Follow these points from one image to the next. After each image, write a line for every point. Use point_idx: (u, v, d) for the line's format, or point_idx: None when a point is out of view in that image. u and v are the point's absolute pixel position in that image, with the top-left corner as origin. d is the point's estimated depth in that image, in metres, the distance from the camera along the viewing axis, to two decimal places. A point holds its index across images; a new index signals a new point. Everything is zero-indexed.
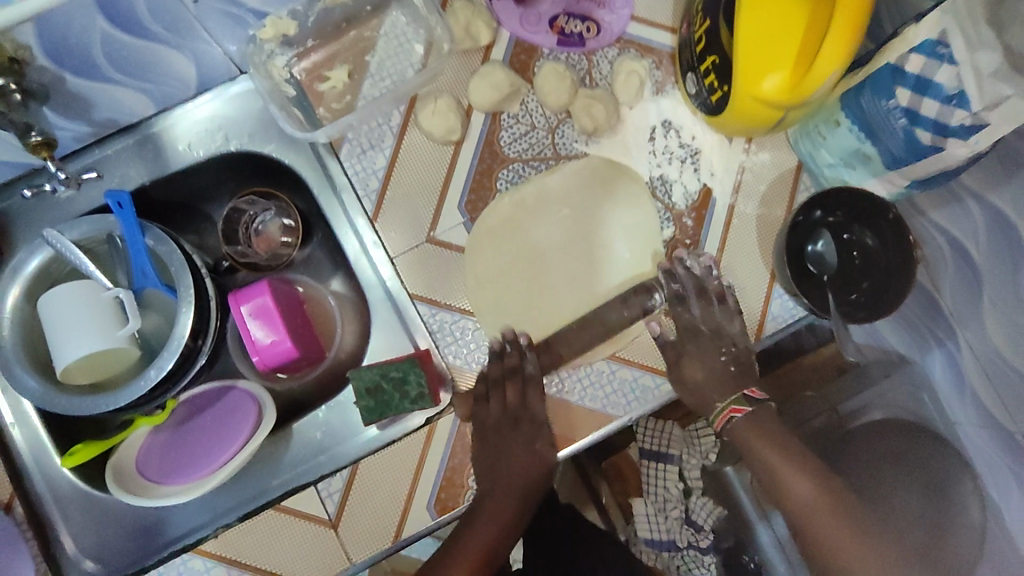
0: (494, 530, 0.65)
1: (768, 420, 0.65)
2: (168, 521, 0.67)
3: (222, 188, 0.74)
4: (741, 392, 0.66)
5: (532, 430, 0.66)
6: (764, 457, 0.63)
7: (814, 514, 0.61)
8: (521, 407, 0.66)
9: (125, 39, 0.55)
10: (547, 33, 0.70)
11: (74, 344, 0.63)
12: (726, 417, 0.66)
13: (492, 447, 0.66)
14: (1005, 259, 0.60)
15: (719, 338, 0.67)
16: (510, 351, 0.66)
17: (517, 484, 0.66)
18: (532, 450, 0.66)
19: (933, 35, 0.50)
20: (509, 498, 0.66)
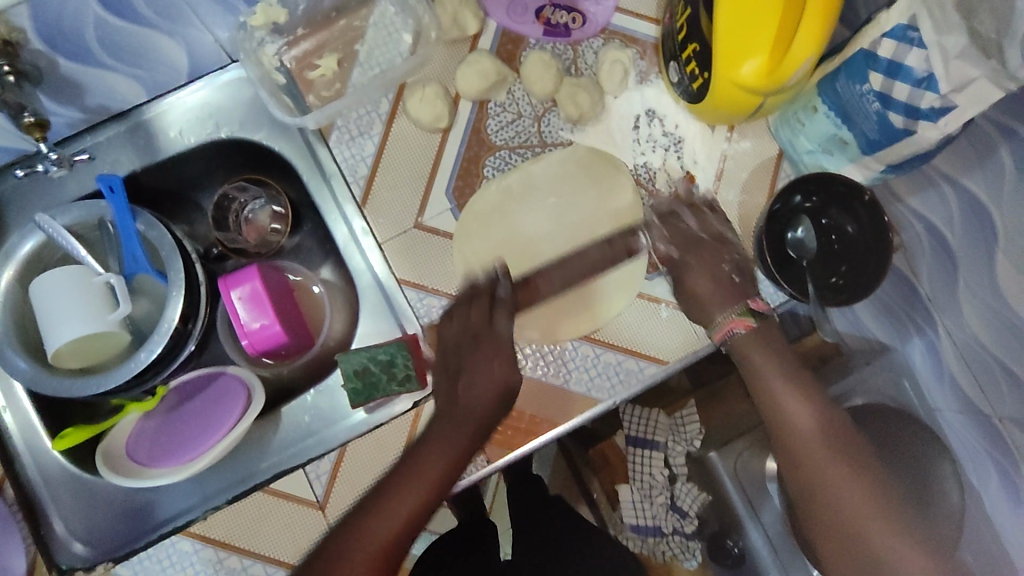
0: (442, 461, 0.58)
1: (773, 338, 0.64)
2: (158, 503, 0.68)
3: (213, 176, 0.75)
4: (747, 302, 0.64)
5: (492, 349, 0.62)
6: (768, 378, 0.63)
7: (812, 438, 0.61)
8: (483, 323, 0.63)
9: (118, 24, 0.58)
10: (533, 23, 0.71)
11: (65, 327, 0.63)
12: (728, 328, 0.64)
13: (450, 368, 0.62)
14: (978, 242, 0.62)
15: (723, 246, 0.67)
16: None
17: (469, 411, 0.60)
18: (481, 372, 0.61)
19: (904, 20, 0.52)
20: (462, 428, 0.60)
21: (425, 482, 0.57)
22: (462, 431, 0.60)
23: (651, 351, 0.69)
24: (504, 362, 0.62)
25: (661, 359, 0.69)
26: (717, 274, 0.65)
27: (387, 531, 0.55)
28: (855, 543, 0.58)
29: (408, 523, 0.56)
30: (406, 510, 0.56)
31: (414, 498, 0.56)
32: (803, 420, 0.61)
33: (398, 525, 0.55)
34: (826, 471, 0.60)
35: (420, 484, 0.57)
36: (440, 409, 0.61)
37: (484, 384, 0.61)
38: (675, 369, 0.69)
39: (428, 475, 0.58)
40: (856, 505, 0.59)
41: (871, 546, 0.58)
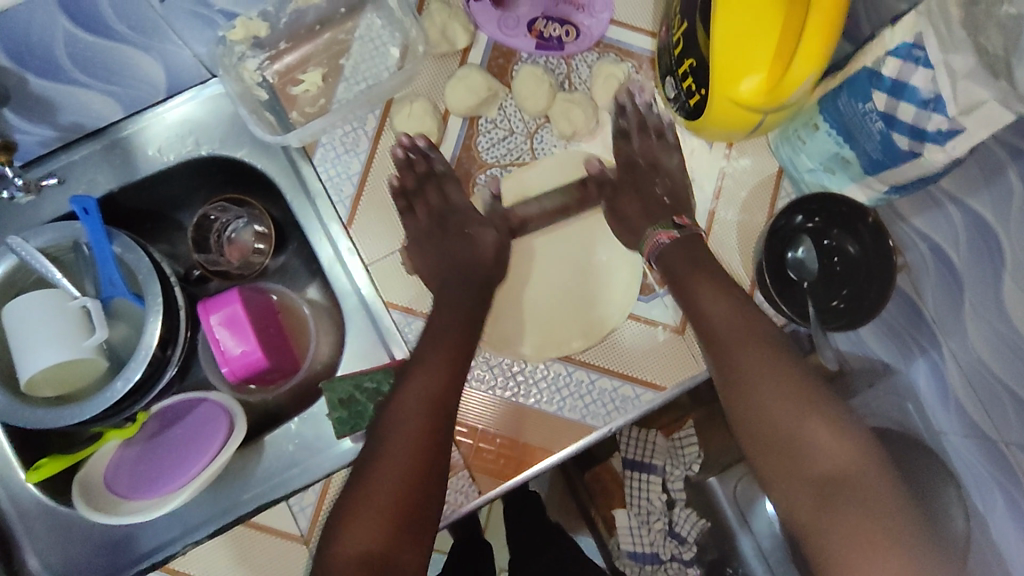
0: (451, 333, 0.63)
1: (697, 245, 0.66)
2: (137, 537, 0.65)
3: (195, 195, 0.73)
4: (672, 220, 0.68)
5: (462, 222, 0.70)
6: (687, 280, 0.63)
7: (729, 332, 0.61)
8: (455, 215, 0.71)
9: (88, 40, 0.54)
10: (526, 36, 0.68)
11: (38, 355, 0.61)
12: (657, 241, 0.67)
13: (431, 251, 0.69)
14: (984, 264, 0.60)
15: (656, 170, 0.71)
16: (415, 159, 0.66)
17: (463, 270, 0.68)
18: (476, 236, 0.69)
19: (909, 38, 0.49)
20: (464, 300, 0.66)
21: (445, 353, 0.62)
22: (459, 306, 0.66)
23: (648, 376, 0.66)
24: (496, 229, 0.69)
25: (658, 385, 0.66)
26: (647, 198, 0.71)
27: (428, 395, 0.60)
28: (778, 433, 0.57)
29: (445, 389, 0.60)
30: (442, 383, 0.60)
31: (446, 375, 0.61)
32: (720, 316, 0.62)
33: (444, 381, 0.61)
34: (744, 362, 0.60)
35: (441, 351, 0.62)
36: (441, 292, 0.66)
37: (472, 247, 0.69)
38: (672, 396, 0.67)
39: (449, 343, 0.63)
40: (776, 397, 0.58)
41: (792, 433, 0.56)
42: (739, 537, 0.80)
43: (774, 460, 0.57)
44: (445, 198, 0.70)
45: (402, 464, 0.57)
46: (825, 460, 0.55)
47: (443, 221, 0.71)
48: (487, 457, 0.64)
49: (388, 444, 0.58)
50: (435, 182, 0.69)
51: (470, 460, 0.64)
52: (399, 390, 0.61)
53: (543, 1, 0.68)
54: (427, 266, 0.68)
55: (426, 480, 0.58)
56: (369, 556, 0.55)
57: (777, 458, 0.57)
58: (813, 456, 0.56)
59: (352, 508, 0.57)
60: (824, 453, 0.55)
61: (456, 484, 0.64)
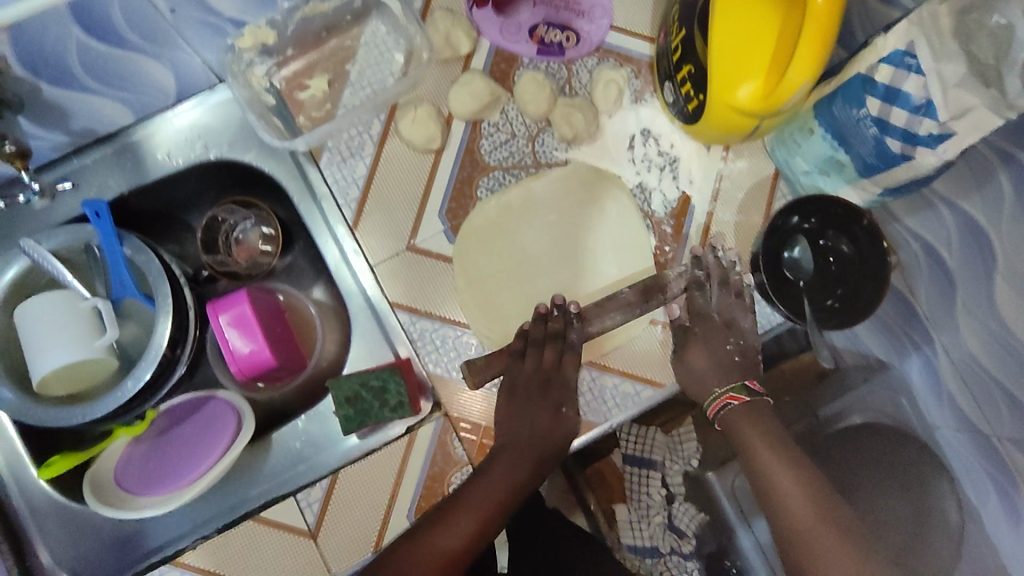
0: (501, 491, 0.61)
1: (767, 416, 0.61)
2: (147, 532, 0.66)
3: (203, 198, 0.74)
4: (743, 381, 0.63)
5: (560, 398, 0.65)
6: (749, 439, 0.60)
7: (805, 524, 0.55)
8: (553, 368, 0.65)
9: (101, 49, 0.55)
10: (527, 42, 0.70)
11: (52, 355, 0.62)
12: (723, 402, 0.62)
13: (516, 413, 0.64)
14: (976, 263, 0.62)
15: (731, 329, 0.66)
16: (556, 315, 0.66)
17: (533, 448, 0.63)
18: (563, 416, 0.65)
19: (901, 46, 0.51)
20: (525, 462, 0.62)
21: (493, 506, 0.60)
22: (522, 465, 0.62)
23: (648, 373, 0.68)
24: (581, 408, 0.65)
25: (657, 381, 0.68)
26: (720, 349, 0.65)
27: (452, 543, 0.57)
28: None
29: (464, 548, 0.57)
30: (468, 533, 0.58)
31: (477, 522, 0.59)
32: (790, 495, 0.57)
33: (465, 538, 0.58)
34: (803, 526, 0.55)
35: (481, 514, 0.59)
36: (502, 444, 0.63)
37: (555, 427, 0.64)
38: (672, 392, 0.69)
39: (488, 504, 0.60)
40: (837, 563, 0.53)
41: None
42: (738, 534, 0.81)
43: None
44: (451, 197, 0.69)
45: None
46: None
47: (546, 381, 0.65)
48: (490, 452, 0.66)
49: None
50: (558, 345, 0.65)
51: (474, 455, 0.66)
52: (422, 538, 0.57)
53: (543, 8, 0.70)
54: (503, 428, 0.64)
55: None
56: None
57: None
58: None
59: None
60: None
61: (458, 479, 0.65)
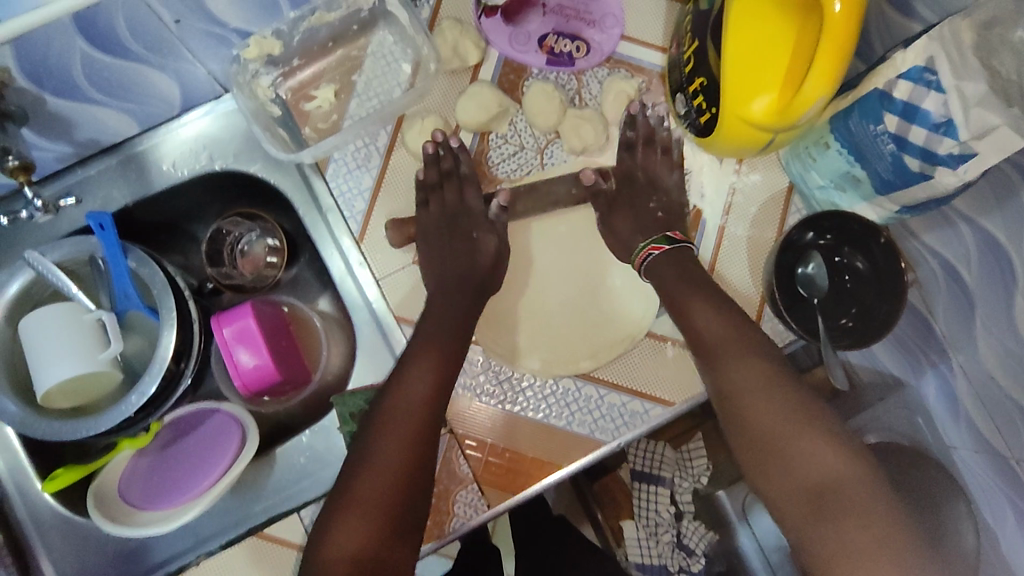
0: (447, 331, 0.63)
1: (690, 258, 0.65)
2: (150, 547, 0.66)
3: (207, 209, 0.74)
4: (664, 233, 0.67)
5: (471, 227, 0.69)
6: (681, 295, 0.63)
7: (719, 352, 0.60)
8: (457, 202, 0.69)
9: (105, 60, 0.54)
10: (537, 52, 0.69)
11: (56, 368, 0.62)
12: (646, 254, 0.67)
13: (432, 255, 0.67)
14: (997, 282, 0.60)
15: (655, 187, 0.69)
16: (443, 155, 0.67)
17: (459, 280, 0.66)
18: (477, 239, 0.68)
19: (921, 62, 0.49)
20: (458, 294, 0.65)
21: (439, 351, 0.62)
22: (461, 295, 0.65)
23: (659, 392, 0.67)
24: (498, 235, 0.68)
25: (667, 401, 0.67)
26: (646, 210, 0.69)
27: (421, 395, 0.60)
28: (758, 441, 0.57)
29: (436, 387, 0.60)
30: (429, 381, 0.60)
31: (430, 371, 0.61)
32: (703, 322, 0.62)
33: (430, 389, 0.60)
34: (740, 385, 0.59)
35: (433, 357, 0.61)
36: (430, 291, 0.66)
37: (473, 253, 0.67)
38: (682, 411, 0.67)
39: (439, 347, 0.62)
40: (778, 416, 0.57)
41: (795, 449, 0.55)
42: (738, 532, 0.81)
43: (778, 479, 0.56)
44: (447, 172, 0.68)
45: (392, 464, 0.57)
46: (836, 480, 0.53)
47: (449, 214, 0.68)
48: (495, 470, 0.65)
49: (379, 441, 0.58)
50: (456, 181, 0.68)
51: (479, 473, 0.64)
52: (391, 391, 0.60)
53: (554, 17, 0.69)
54: (426, 279, 0.66)
55: (419, 468, 0.58)
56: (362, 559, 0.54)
57: (781, 476, 0.56)
58: (816, 475, 0.54)
59: (352, 499, 0.56)
60: (822, 465, 0.54)
61: (465, 498, 0.64)
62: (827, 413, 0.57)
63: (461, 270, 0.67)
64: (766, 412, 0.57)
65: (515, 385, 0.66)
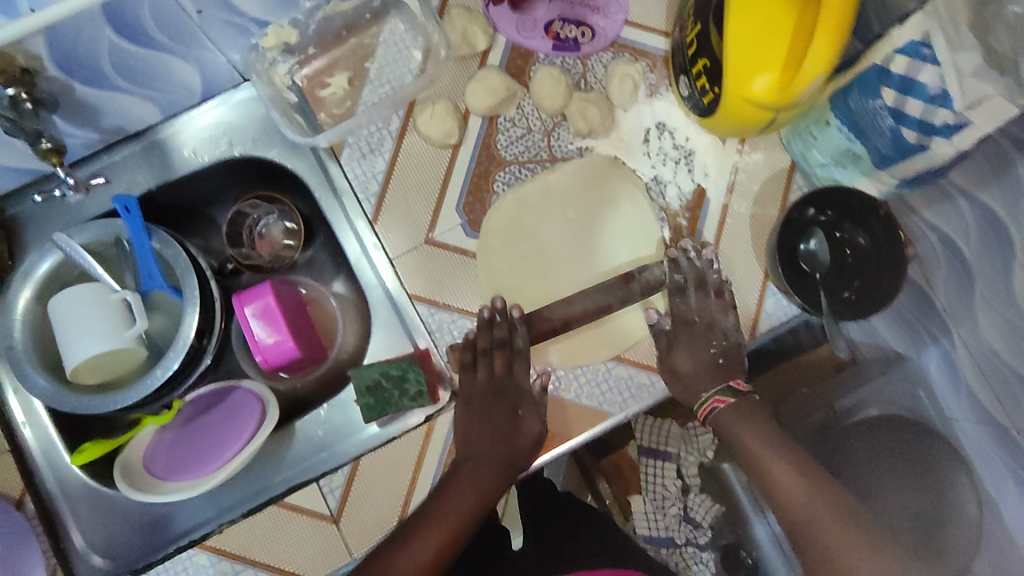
0: (457, 510, 0.62)
1: (756, 413, 0.65)
2: (174, 516, 0.68)
3: (227, 192, 0.76)
4: (729, 384, 0.66)
5: (515, 402, 0.66)
6: (742, 438, 0.64)
7: (785, 485, 0.61)
8: (507, 378, 0.66)
9: (132, 49, 0.57)
10: (543, 38, 0.71)
11: (85, 344, 0.65)
12: (711, 406, 0.66)
13: (473, 420, 0.65)
14: (995, 254, 0.61)
15: (713, 330, 0.68)
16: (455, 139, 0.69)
17: (496, 455, 0.64)
18: (521, 419, 0.65)
19: (916, 37, 0.51)
20: (488, 471, 0.64)
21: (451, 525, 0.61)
22: (486, 474, 0.63)
23: None
24: (541, 417, 0.66)
25: None
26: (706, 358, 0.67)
27: (418, 563, 0.59)
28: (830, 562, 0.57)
29: (436, 558, 0.60)
30: (430, 551, 0.60)
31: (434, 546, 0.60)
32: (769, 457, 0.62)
33: (428, 557, 0.60)
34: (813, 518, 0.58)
35: (439, 531, 0.61)
36: (463, 457, 0.64)
37: (514, 429, 0.65)
38: None
39: (449, 521, 0.61)
40: (861, 571, 0.55)
41: None
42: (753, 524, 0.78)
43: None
44: (500, 341, 0.67)
45: None
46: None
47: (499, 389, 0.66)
48: None
49: None
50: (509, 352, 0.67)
51: None
52: (383, 562, 0.59)
53: (559, 4, 0.71)
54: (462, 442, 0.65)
55: None
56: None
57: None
58: None
59: None
60: None
61: None
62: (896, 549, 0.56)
63: (496, 441, 0.64)
64: (834, 543, 0.57)
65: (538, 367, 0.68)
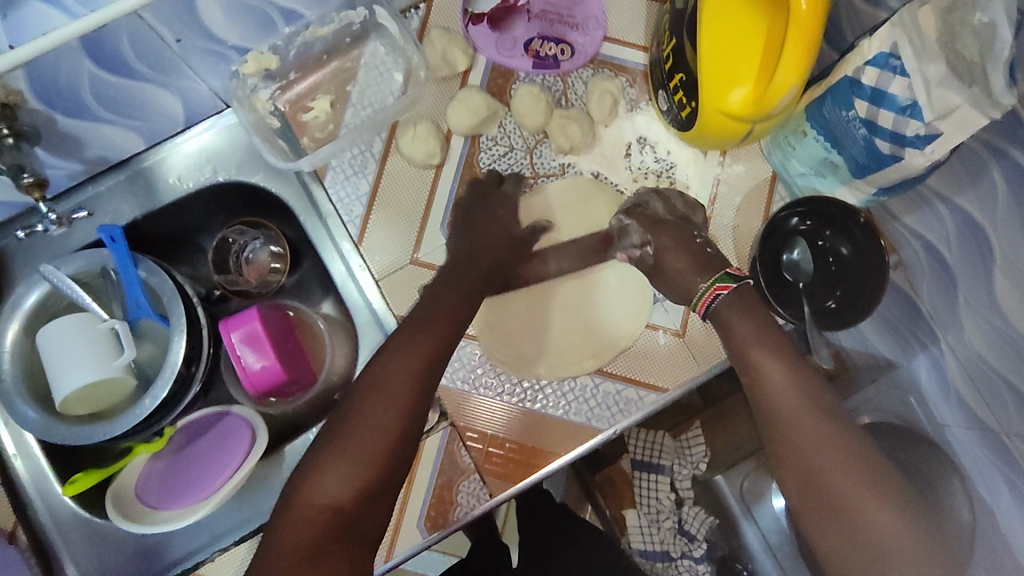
0: (455, 303, 0.64)
1: (756, 302, 0.62)
2: (168, 545, 0.68)
3: (213, 219, 0.76)
4: (724, 270, 0.64)
5: (499, 206, 0.71)
6: (746, 342, 0.60)
7: (781, 401, 0.56)
8: (490, 185, 0.71)
9: (112, 80, 0.57)
10: (523, 56, 0.72)
11: (73, 375, 0.64)
12: (712, 295, 0.63)
13: (457, 230, 0.69)
14: (976, 260, 0.61)
15: (684, 222, 0.68)
16: (437, 158, 0.70)
17: (477, 255, 0.68)
18: (506, 223, 0.70)
19: (886, 48, 0.51)
20: (477, 269, 0.68)
21: (447, 315, 0.63)
22: (472, 277, 0.67)
23: (650, 378, 0.69)
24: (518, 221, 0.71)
25: (662, 387, 0.69)
26: (691, 247, 0.66)
27: (430, 351, 0.60)
28: (811, 474, 0.53)
29: (439, 353, 0.60)
30: (436, 342, 0.61)
31: (442, 332, 0.62)
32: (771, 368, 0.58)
33: (437, 345, 0.61)
34: (805, 435, 0.54)
35: (441, 324, 0.62)
36: (450, 262, 0.68)
37: (502, 228, 0.70)
38: (676, 397, 0.69)
39: (445, 314, 0.63)
40: (835, 470, 0.52)
41: (844, 502, 0.51)
42: (744, 529, 0.85)
43: (821, 526, 0.53)
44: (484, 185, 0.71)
45: (397, 403, 0.56)
46: (892, 550, 0.50)
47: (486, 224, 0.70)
48: (497, 461, 0.67)
49: (382, 391, 0.56)
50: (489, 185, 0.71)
51: (481, 464, 0.67)
52: (390, 349, 0.59)
53: (538, 22, 0.72)
54: (451, 248, 0.68)
55: (414, 414, 0.57)
56: (342, 512, 0.52)
57: (825, 523, 0.52)
58: (870, 529, 0.50)
59: (347, 430, 0.55)
60: (878, 518, 0.50)
61: (468, 488, 0.66)
62: (890, 473, 0.53)
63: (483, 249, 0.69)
64: (821, 462, 0.53)
65: (533, 385, 0.68)
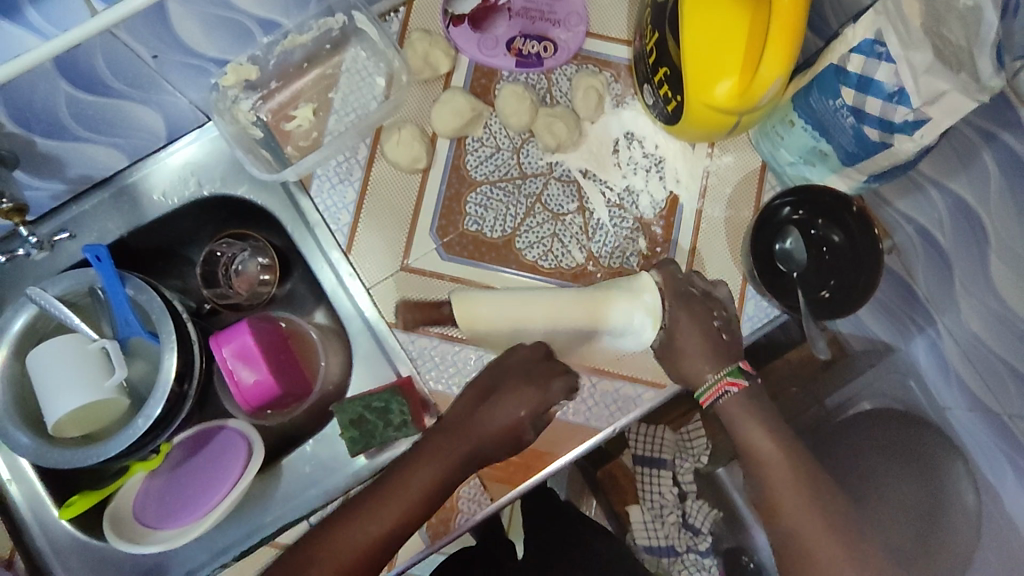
0: (413, 491, 0.57)
1: (760, 402, 0.65)
2: (167, 564, 0.68)
3: (201, 231, 0.75)
4: (737, 363, 0.65)
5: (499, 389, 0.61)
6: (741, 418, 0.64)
7: (778, 471, 0.62)
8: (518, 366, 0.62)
9: (87, 99, 0.56)
10: (505, 55, 0.71)
11: (63, 398, 0.63)
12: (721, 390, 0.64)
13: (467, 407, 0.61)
14: (970, 243, 0.61)
15: (709, 299, 0.67)
16: (422, 163, 0.69)
17: (470, 454, 0.59)
18: (498, 404, 0.60)
19: (870, 35, 0.51)
20: (455, 449, 0.58)
21: (401, 505, 0.57)
22: (445, 461, 0.58)
23: (648, 376, 0.69)
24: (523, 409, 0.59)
25: (659, 383, 0.69)
26: (709, 328, 0.65)
27: (369, 536, 0.56)
28: (796, 541, 0.60)
29: (380, 541, 0.56)
30: (383, 528, 0.56)
31: (392, 520, 0.56)
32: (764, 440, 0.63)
33: (381, 531, 0.56)
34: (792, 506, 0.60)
35: (390, 514, 0.56)
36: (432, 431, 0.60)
37: (493, 418, 0.59)
38: (672, 393, 0.69)
39: (404, 498, 0.57)
40: (812, 533, 0.59)
41: (820, 562, 0.58)
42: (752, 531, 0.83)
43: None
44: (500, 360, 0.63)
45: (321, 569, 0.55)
46: None
47: (475, 416, 0.60)
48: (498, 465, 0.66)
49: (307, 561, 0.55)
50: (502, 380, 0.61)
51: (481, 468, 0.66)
52: (331, 531, 0.56)
53: (519, 20, 0.71)
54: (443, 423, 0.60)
55: None
56: None
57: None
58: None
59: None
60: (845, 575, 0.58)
61: (469, 494, 0.66)
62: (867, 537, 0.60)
63: (465, 443, 0.59)
64: (806, 530, 0.59)
65: None
